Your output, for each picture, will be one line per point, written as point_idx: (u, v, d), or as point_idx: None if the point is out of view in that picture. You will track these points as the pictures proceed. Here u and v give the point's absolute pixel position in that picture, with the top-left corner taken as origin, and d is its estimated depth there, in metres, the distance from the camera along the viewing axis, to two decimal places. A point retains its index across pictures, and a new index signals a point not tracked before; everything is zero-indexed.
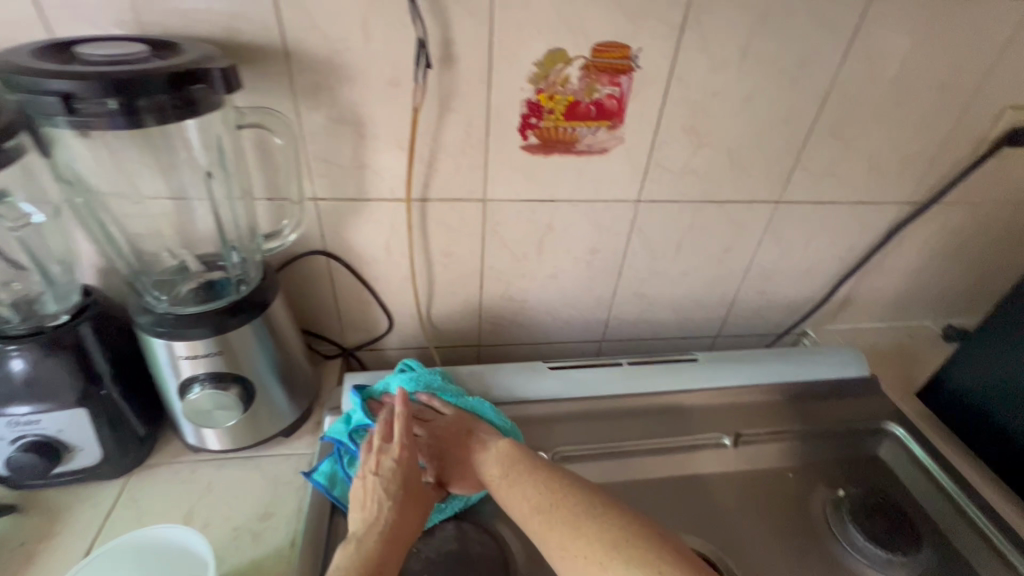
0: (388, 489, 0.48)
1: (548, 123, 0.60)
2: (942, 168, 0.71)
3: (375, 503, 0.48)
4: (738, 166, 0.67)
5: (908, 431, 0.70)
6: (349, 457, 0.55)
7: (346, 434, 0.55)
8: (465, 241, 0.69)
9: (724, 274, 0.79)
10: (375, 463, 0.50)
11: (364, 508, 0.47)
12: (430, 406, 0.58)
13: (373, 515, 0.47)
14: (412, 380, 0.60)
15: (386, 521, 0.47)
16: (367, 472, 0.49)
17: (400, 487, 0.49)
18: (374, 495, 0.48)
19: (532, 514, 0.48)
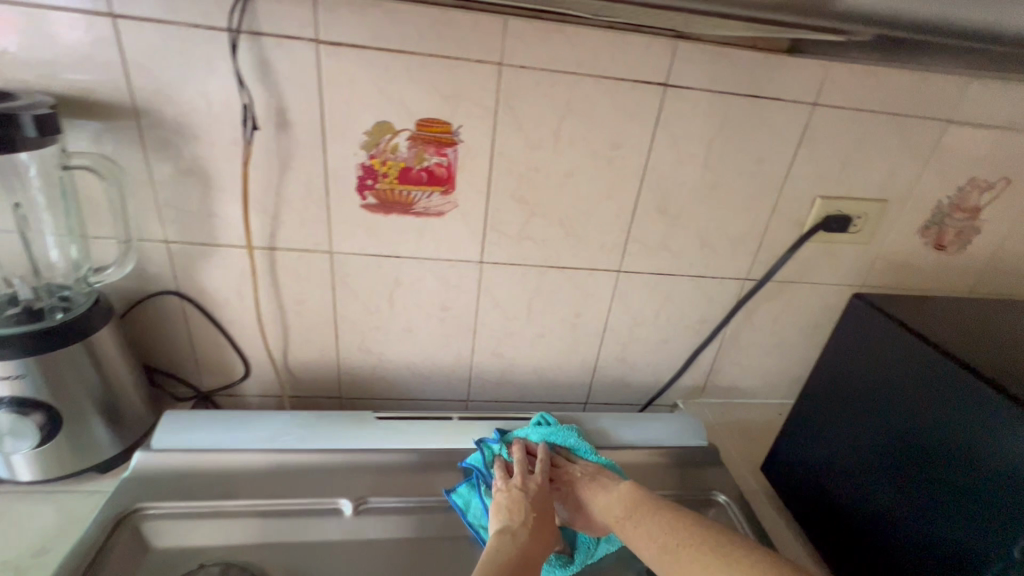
0: (525, 503, 0.55)
1: (383, 185, 0.66)
2: (770, 248, 0.76)
3: (512, 512, 0.54)
4: (573, 235, 0.72)
5: (731, 498, 0.70)
6: (487, 486, 0.60)
7: (484, 462, 0.62)
8: (316, 290, 0.72)
9: (579, 339, 0.81)
10: (520, 482, 0.57)
11: (504, 515, 0.54)
12: (566, 456, 0.64)
13: (514, 521, 0.53)
14: (551, 433, 0.66)
15: (519, 539, 0.52)
16: (511, 486, 0.57)
17: (534, 502, 0.56)
18: (513, 504, 0.55)
19: (661, 554, 0.49)
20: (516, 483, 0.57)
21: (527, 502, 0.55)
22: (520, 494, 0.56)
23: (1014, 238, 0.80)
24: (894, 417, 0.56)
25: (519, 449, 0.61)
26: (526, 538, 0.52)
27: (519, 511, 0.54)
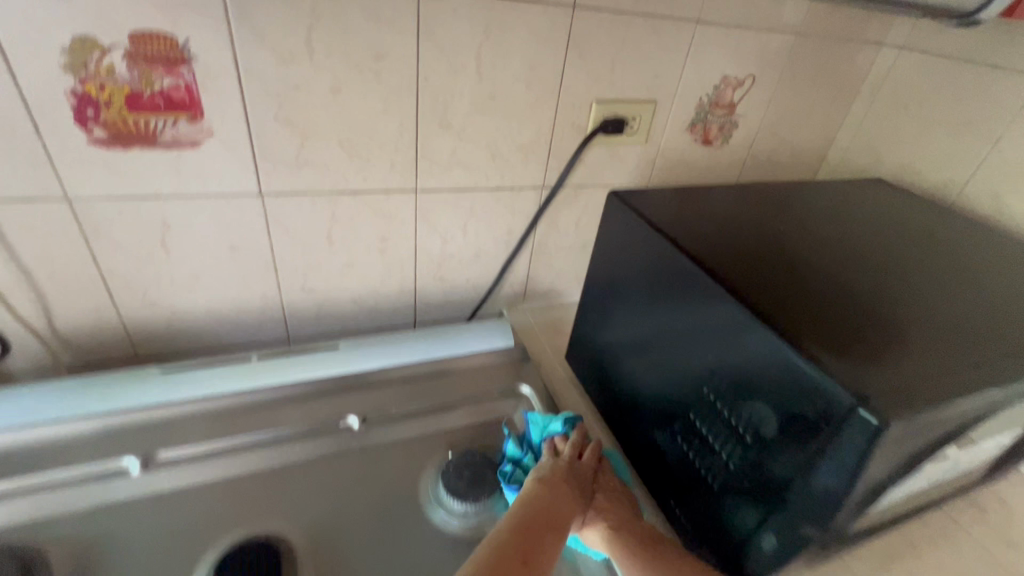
0: (563, 476, 0.56)
1: (110, 115, 0.57)
2: (559, 155, 0.80)
3: (550, 481, 0.55)
4: (357, 157, 0.70)
5: (534, 389, 0.75)
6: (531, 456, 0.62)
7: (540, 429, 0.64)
8: (63, 245, 0.63)
9: (392, 262, 0.81)
10: (567, 456, 0.59)
11: (540, 480, 0.55)
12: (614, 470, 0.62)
13: (551, 488, 0.54)
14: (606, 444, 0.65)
15: (553, 504, 0.52)
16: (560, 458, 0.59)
17: (574, 480, 0.56)
18: (550, 472, 0.56)
19: None
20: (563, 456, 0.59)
21: (565, 477, 0.56)
22: (560, 469, 0.57)
23: (764, 129, 0.92)
24: (645, 302, 0.63)
25: (582, 435, 0.62)
26: (551, 505, 0.52)
27: (553, 480, 0.55)
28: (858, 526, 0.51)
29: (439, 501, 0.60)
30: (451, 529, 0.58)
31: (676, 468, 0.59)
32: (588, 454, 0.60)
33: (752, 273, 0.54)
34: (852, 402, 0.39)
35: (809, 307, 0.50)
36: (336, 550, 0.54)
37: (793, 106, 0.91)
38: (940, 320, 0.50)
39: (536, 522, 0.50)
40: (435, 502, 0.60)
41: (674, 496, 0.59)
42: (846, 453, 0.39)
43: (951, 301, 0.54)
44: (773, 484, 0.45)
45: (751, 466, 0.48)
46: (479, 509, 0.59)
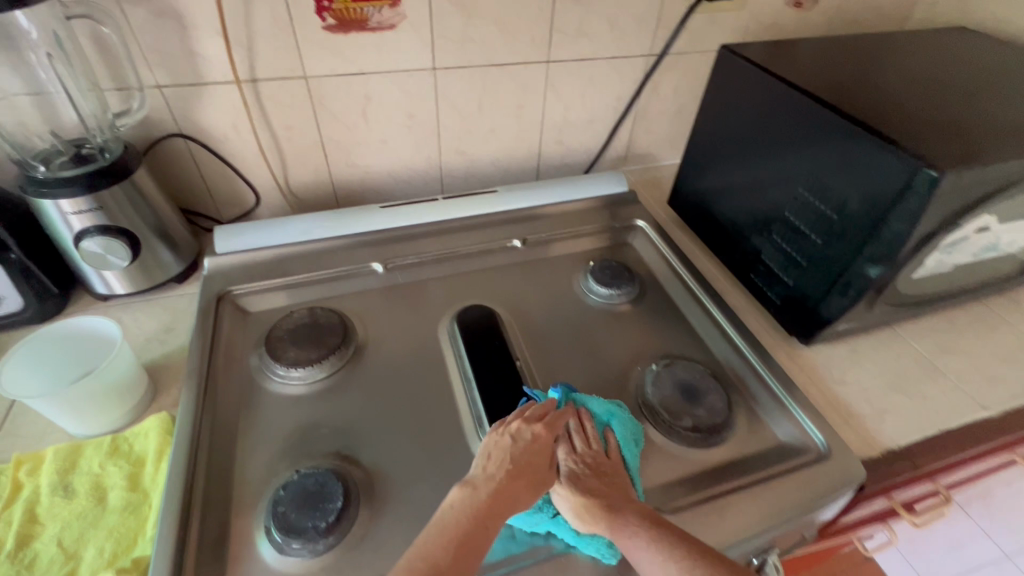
0: (518, 457, 0.52)
1: (339, 5, 0.75)
2: (667, 23, 0.93)
3: (499, 464, 0.51)
4: (506, 32, 0.86)
5: (648, 222, 0.94)
6: None
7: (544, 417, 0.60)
8: (300, 116, 0.85)
9: (525, 128, 0.99)
10: (515, 427, 0.55)
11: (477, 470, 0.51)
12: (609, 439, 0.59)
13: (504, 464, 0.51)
14: (612, 416, 0.61)
15: (500, 482, 0.50)
16: (500, 434, 0.55)
17: (525, 454, 0.53)
18: (503, 453, 0.52)
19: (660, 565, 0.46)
20: (504, 432, 0.55)
21: (521, 453, 0.53)
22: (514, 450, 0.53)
23: None
24: (758, 134, 0.77)
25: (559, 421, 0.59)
26: (502, 489, 0.49)
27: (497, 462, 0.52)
28: (911, 285, 0.69)
29: (592, 290, 0.82)
30: (606, 306, 0.81)
31: (770, 261, 0.78)
32: (548, 421, 0.56)
33: (847, 96, 0.69)
34: (918, 166, 0.55)
35: (892, 115, 0.64)
36: (525, 318, 0.79)
37: None
38: (1001, 121, 0.63)
39: (487, 506, 0.47)
40: (588, 291, 0.82)
41: (766, 283, 0.80)
42: (911, 204, 0.57)
43: (1012, 109, 0.66)
44: (853, 244, 0.64)
45: (836, 238, 0.66)
46: (623, 291, 0.81)
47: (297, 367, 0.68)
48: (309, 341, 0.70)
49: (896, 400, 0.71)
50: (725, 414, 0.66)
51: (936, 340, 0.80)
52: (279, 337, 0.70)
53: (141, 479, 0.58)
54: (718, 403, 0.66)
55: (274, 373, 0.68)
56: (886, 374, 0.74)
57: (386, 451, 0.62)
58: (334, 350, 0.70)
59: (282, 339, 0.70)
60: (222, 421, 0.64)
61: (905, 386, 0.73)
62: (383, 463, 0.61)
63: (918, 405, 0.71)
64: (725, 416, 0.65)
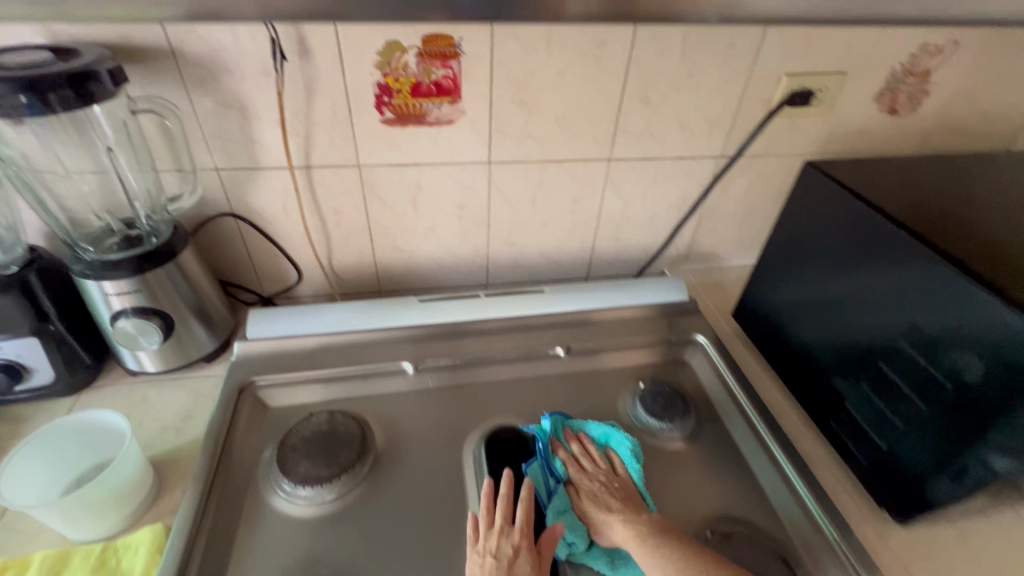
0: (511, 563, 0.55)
1: (398, 100, 0.74)
2: (742, 127, 0.86)
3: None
4: (568, 130, 0.82)
5: (709, 339, 0.84)
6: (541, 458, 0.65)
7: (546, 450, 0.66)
8: (349, 202, 0.83)
9: (579, 222, 0.94)
10: (495, 545, 0.56)
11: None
12: (602, 456, 0.67)
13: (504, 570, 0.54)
14: (608, 437, 0.68)
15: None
16: (484, 556, 0.55)
17: (514, 557, 0.55)
18: None
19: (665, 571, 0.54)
20: (485, 552, 0.56)
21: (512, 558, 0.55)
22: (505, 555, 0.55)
23: (961, 94, 0.89)
24: (845, 264, 0.68)
25: (559, 444, 0.68)
26: None
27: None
28: None
29: (639, 419, 0.73)
30: (653, 440, 0.72)
31: (856, 412, 0.66)
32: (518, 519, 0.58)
33: (962, 239, 0.58)
34: None
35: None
36: None
37: (997, 71, 0.88)
38: None
39: None
40: (634, 420, 0.74)
41: (851, 437, 0.67)
42: None
43: None
44: (970, 422, 0.52)
45: (947, 409, 0.55)
46: (675, 426, 0.72)
47: (305, 485, 0.62)
48: (324, 453, 0.65)
49: None
50: None
51: None
52: (293, 445, 0.65)
53: None
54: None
55: (281, 488, 0.63)
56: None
57: None
58: (349, 467, 0.64)
59: (296, 448, 0.65)
60: (218, 540, 0.59)
61: None
62: None
63: None
64: None
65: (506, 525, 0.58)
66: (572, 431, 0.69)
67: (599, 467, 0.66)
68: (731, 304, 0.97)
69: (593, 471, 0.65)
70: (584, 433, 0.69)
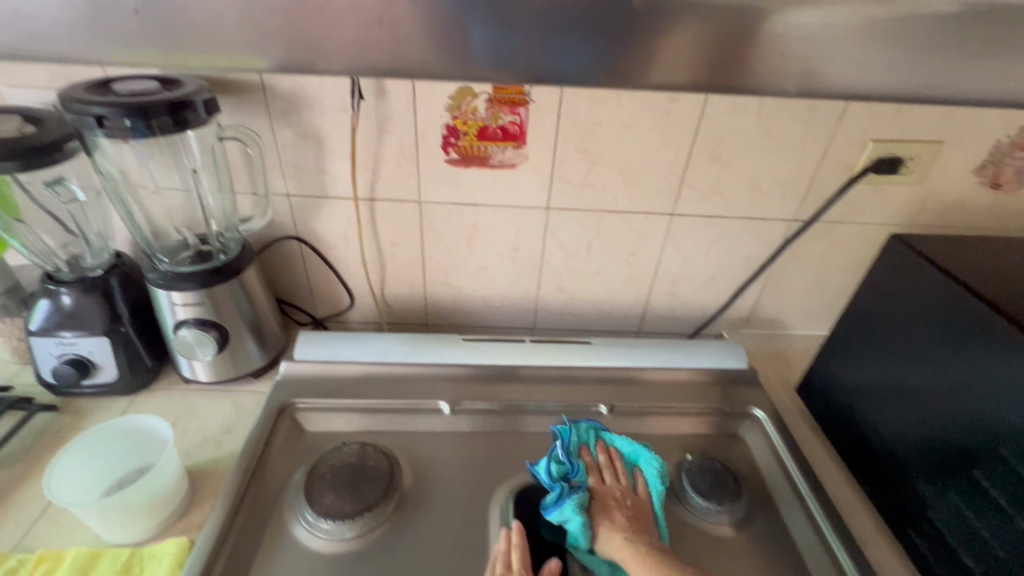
0: None
1: (464, 142, 0.75)
2: (819, 191, 0.81)
3: None
4: (631, 181, 0.80)
5: (768, 414, 0.77)
6: (561, 455, 0.63)
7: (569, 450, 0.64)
8: (407, 236, 0.85)
9: (634, 275, 0.91)
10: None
11: None
12: (625, 472, 0.66)
13: None
14: (638, 455, 0.66)
15: None
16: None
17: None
18: None
19: None
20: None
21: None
22: None
23: None
24: (934, 351, 0.61)
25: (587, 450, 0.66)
26: None
27: None
28: None
29: (685, 496, 0.67)
30: (699, 521, 0.65)
31: (942, 524, 0.58)
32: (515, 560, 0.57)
33: None
34: None
35: None
36: None
37: None
38: None
39: None
40: (679, 497, 0.67)
41: (935, 554, 0.58)
42: None
43: None
44: None
45: None
46: (725, 509, 0.65)
47: (327, 518, 0.61)
48: (351, 488, 0.64)
49: None
50: None
51: None
52: (322, 474, 0.65)
53: None
54: None
55: (304, 517, 0.62)
56: None
57: None
58: (373, 506, 0.62)
59: (324, 478, 0.64)
60: (236, 564, 0.58)
61: None
62: None
63: None
64: None
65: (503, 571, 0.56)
66: (600, 441, 0.68)
67: (618, 483, 0.64)
68: (795, 377, 0.89)
69: (612, 487, 0.64)
70: (611, 446, 0.68)
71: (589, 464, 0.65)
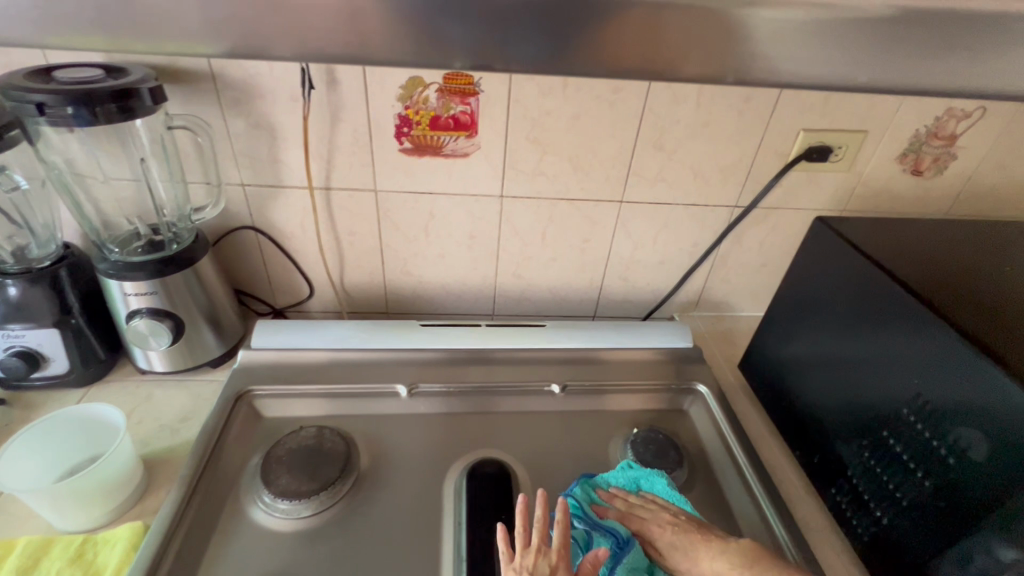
0: None
1: (417, 132, 0.77)
2: (757, 178, 0.86)
3: None
4: (580, 170, 0.83)
5: (710, 388, 0.82)
6: (583, 518, 0.60)
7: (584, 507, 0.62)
8: (364, 224, 0.86)
9: (588, 260, 0.94)
10: (532, 562, 0.52)
11: None
12: (652, 501, 0.63)
13: None
14: (639, 479, 0.66)
15: None
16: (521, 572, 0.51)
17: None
18: None
19: None
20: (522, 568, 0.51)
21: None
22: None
23: (991, 160, 0.87)
24: (851, 323, 0.66)
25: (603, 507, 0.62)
26: None
27: None
28: None
29: None
30: None
31: (857, 480, 0.63)
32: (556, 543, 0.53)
33: (973, 309, 0.56)
34: None
35: None
36: (544, 484, 0.69)
37: None
38: None
39: None
40: None
41: (851, 508, 0.64)
42: None
43: None
44: (974, 506, 0.49)
45: (952, 488, 0.51)
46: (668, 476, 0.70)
47: (284, 499, 0.62)
48: (308, 468, 0.65)
49: None
50: None
51: None
52: (279, 456, 0.66)
53: None
54: None
55: (261, 499, 0.63)
56: None
57: None
58: (329, 485, 0.64)
59: (281, 460, 0.66)
60: (192, 545, 0.59)
61: None
62: None
63: None
64: None
65: (542, 545, 0.53)
66: (604, 489, 0.65)
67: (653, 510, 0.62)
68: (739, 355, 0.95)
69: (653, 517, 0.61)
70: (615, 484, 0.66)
71: (613, 510, 0.62)
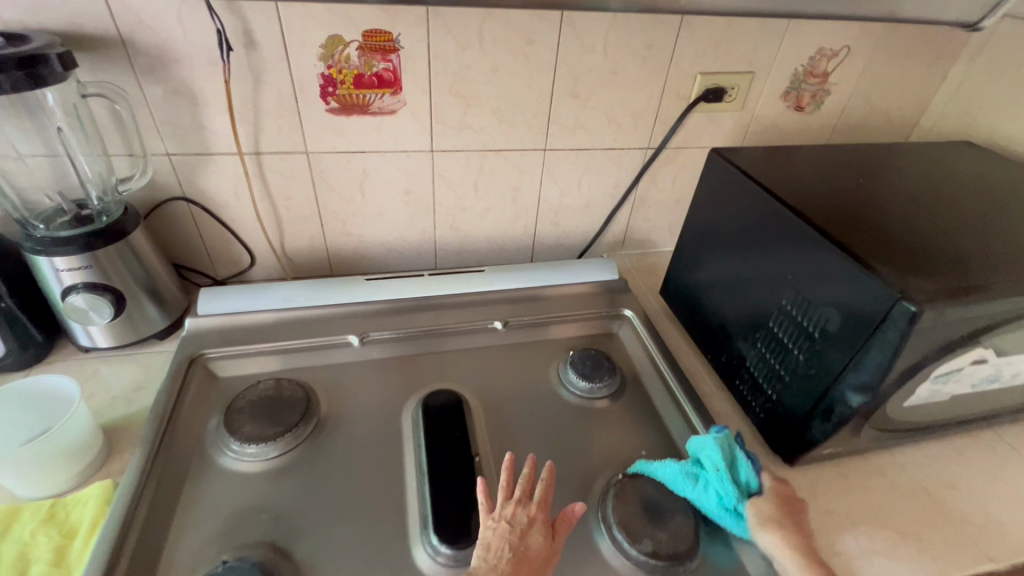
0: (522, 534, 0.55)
1: (343, 91, 0.79)
2: (664, 120, 0.95)
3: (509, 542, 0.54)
4: (504, 121, 0.89)
5: (635, 312, 0.92)
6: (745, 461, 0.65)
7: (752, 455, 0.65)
8: (300, 187, 0.88)
9: (520, 208, 1.01)
10: (511, 512, 0.57)
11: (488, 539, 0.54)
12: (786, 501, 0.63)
13: (519, 538, 0.55)
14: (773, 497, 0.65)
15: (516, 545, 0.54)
16: (498, 521, 0.56)
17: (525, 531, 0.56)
18: (504, 545, 0.54)
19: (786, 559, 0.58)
20: (500, 517, 0.56)
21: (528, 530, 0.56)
22: (520, 529, 0.56)
23: (858, 93, 1.00)
24: (742, 238, 0.76)
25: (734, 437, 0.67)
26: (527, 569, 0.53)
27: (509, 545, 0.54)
28: (901, 412, 0.64)
29: (571, 382, 0.80)
30: (585, 399, 0.79)
31: (753, 369, 0.75)
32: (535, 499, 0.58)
33: (831, 213, 0.67)
34: (896, 297, 0.53)
35: (875, 236, 0.63)
36: (494, 406, 0.77)
37: (888, 73, 0.99)
38: (984, 249, 0.61)
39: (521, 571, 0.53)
40: (566, 384, 0.80)
41: (751, 392, 0.76)
42: (890, 335, 0.54)
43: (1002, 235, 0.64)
44: (833, 367, 0.61)
45: (819, 357, 0.63)
46: (603, 384, 0.79)
47: (251, 443, 0.67)
48: (270, 415, 0.70)
49: (887, 540, 0.65)
50: (691, 541, 0.62)
51: (939, 471, 0.73)
52: (240, 408, 0.70)
53: (67, 553, 0.56)
54: (684, 522, 0.63)
55: (228, 448, 0.67)
56: (879, 509, 0.68)
57: (324, 545, 0.59)
58: (292, 427, 0.69)
59: (243, 411, 0.70)
60: (165, 495, 0.63)
61: (899, 524, 0.67)
62: (318, 558, 0.58)
63: (910, 545, 0.64)
64: (691, 542, 0.62)
65: (523, 497, 0.58)
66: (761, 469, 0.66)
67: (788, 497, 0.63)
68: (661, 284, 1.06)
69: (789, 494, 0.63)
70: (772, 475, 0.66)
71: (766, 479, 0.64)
